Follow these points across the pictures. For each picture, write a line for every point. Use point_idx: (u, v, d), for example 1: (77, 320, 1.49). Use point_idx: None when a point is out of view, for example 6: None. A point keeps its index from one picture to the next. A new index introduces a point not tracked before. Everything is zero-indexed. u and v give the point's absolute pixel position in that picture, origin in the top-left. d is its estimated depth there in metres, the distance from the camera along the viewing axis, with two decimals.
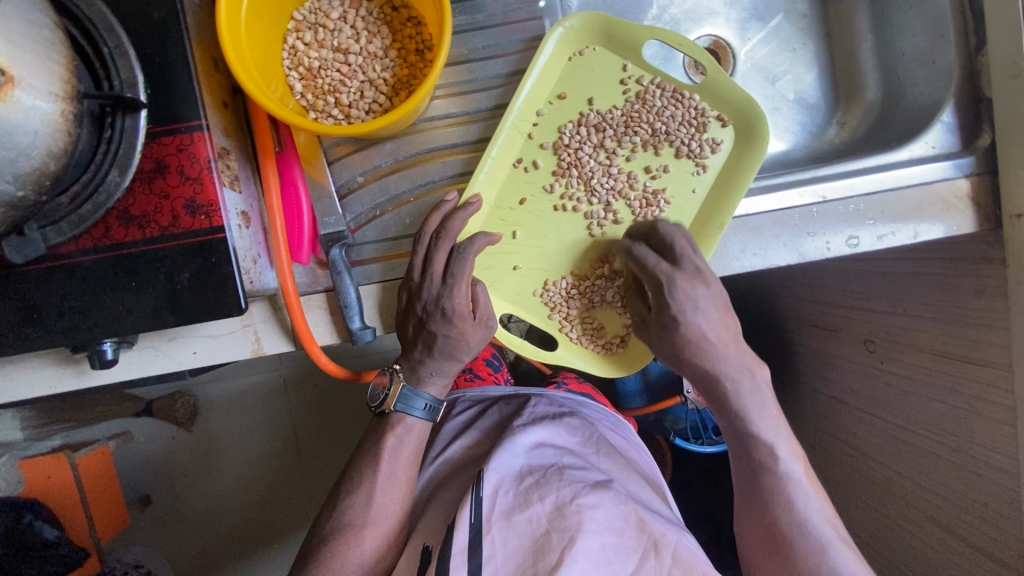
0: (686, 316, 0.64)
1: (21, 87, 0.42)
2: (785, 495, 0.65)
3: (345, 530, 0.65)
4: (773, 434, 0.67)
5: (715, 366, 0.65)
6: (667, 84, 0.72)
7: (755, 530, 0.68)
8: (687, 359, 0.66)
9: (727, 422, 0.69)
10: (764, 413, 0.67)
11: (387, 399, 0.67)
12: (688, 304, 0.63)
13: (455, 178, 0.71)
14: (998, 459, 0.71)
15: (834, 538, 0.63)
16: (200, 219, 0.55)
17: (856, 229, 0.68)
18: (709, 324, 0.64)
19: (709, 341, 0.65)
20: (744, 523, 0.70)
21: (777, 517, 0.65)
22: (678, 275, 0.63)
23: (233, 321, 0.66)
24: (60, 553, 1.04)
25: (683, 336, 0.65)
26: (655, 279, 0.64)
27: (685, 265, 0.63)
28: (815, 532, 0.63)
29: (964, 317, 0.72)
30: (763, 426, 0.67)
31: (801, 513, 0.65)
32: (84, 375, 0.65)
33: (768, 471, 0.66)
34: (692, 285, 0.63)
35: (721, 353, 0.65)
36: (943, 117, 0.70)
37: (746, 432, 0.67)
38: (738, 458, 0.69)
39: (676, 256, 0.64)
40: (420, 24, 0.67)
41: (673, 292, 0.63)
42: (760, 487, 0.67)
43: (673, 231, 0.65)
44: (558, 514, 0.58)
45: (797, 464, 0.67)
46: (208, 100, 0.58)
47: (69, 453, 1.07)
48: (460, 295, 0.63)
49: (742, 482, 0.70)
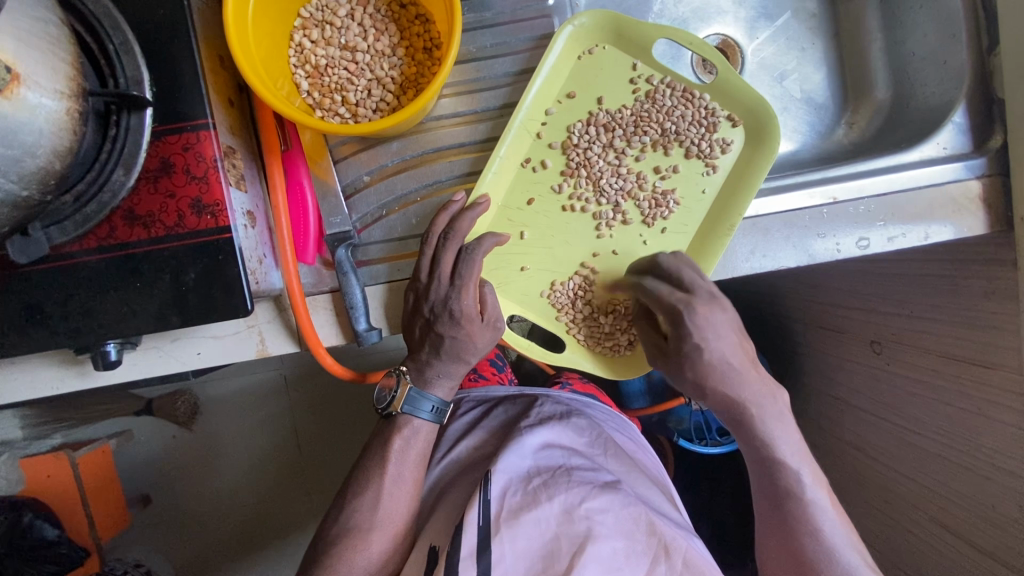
0: (708, 341, 0.62)
1: (27, 84, 0.41)
2: (811, 522, 0.64)
3: (351, 533, 0.65)
4: (797, 460, 0.65)
5: (737, 391, 0.64)
6: (677, 84, 0.72)
7: (779, 556, 0.66)
8: (709, 386, 0.64)
9: (750, 446, 0.67)
10: (787, 438, 0.66)
11: (394, 401, 0.66)
12: (708, 330, 0.62)
13: (462, 177, 0.71)
14: (1007, 463, 0.70)
15: (861, 565, 0.62)
16: (207, 218, 0.54)
17: (867, 231, 0.67)
18: (730, 348, 0.63)
19: (731, 366, 0.63)
20: (769, 550, 0.68)
21: (802, 544, 0.64)
22: (694, 301, 0.62)
23: (238, 322, 0.65)
24: (61, 552, 1.03)
25: (706, 362, 0.63)
26: (672, 307, 0.63)
27: (699, 292, 0.63)
28: (843, 559, 0.62)
29: (974, 319, 0.72)
30: (787, 451, 0.65)
31: (829, 540, 0.63)
32: (87, 376, 0.64)
33: (793, 497, 0.65)
34: (709, 310, 0.62)
35: (741, 378, 0.64)
36: (954, 118, 0.69)
37: (771, 458, 0.65)
38: (761, 484, 0.68)
39: (687, 284, 0.64)
40: (428, 21, 0.66)
41: (693, 318, 0.62)
42: (786, 513, 0.65)
43: (676, 263, 0.66)
44: (567, 518, 0.58)
45: (821, 490, 0.65)
46: (214, 98, 0.58)
47: (69, 451, 1.07)
48: (468, 297, 0.62)
49: (766, 508, 0.68)
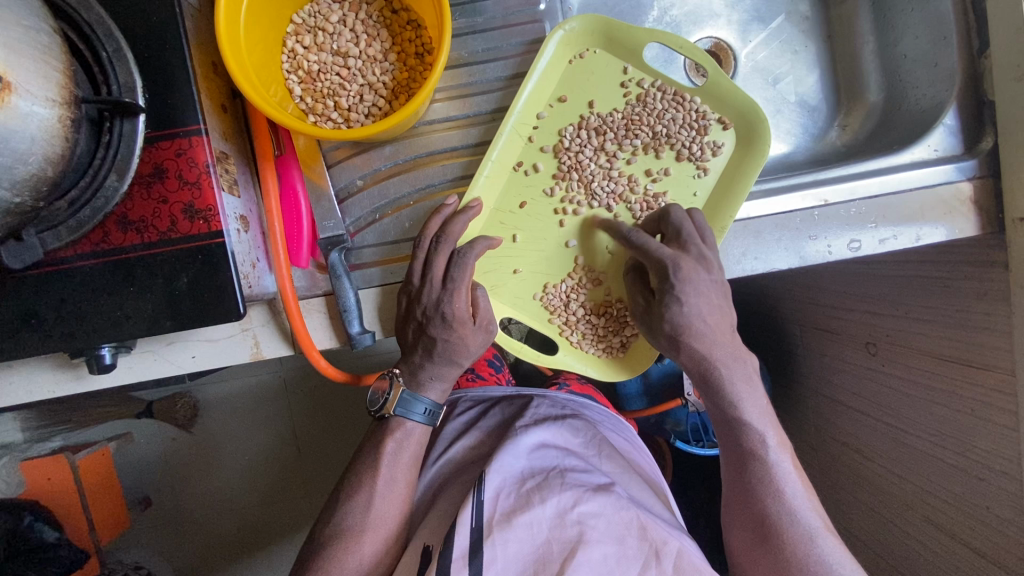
0: (687, 300, 0.62)
1: (18, 93, 0.42)
2: (774, 484, 0.64)
3: (344, 535, 0.65)
4: (762, 422, 0.66)
5: (711, 351, 0.64)
6: (668, 87, 0.72)
7: (741, 519, 0.67)
8: (685, 343, 0.64)
9: (716, 407, 0.67)
10: (753, 400, 0.66)
11: (387, 404, 0.67)
12: (690, 288, 0.62)
13: (455, 181, 0.71)
14: (1002, 464, 0.70)
15: (820, 528, 0.63)
16: (199, 223, 0.55)
17: (858, 233, 0.67)
18: (708, 309, 0.63)
19: (707, 327, 0.63)
20: (731, 513, 0.69)
21: (765, 506, 0.64)
22: (682, 257, 0.62)
23: (232, 325, 0.65)
24: (62, 556, 1.10)
25: (683, 319, 0.63)
26: (659, 262, 0.63)
27: (691, 250, 0.63)
28: (803, 521, 0.63)
29: (966, 321, 0.72)
30: (751, 412, 0.65)
31: (790, 502, 0.64)
32: (83, 379, 0.65)
33: (758, 459, 0.65)
34: (695, 270, 0.62)
35: (715, 339, 0.64)
36: (944, 120, 0.70)
37: (737, 419, 0.65)
38: (726, 445, 0.68)
39: (682, 241, 0.63)
40: (420, 27, 0.66)
41: (677, 273, 0.62)
42: (750, 476, 0.66)
43: (681, 218, 0.64)
44: (559, 522, 0.58)
45: (785, 454, 0.66)
46: (207, 105, 0.58)
47: (69, 455, 1.12)
48: (460, 300, 0.62)
49: (730, 469, 0.68)
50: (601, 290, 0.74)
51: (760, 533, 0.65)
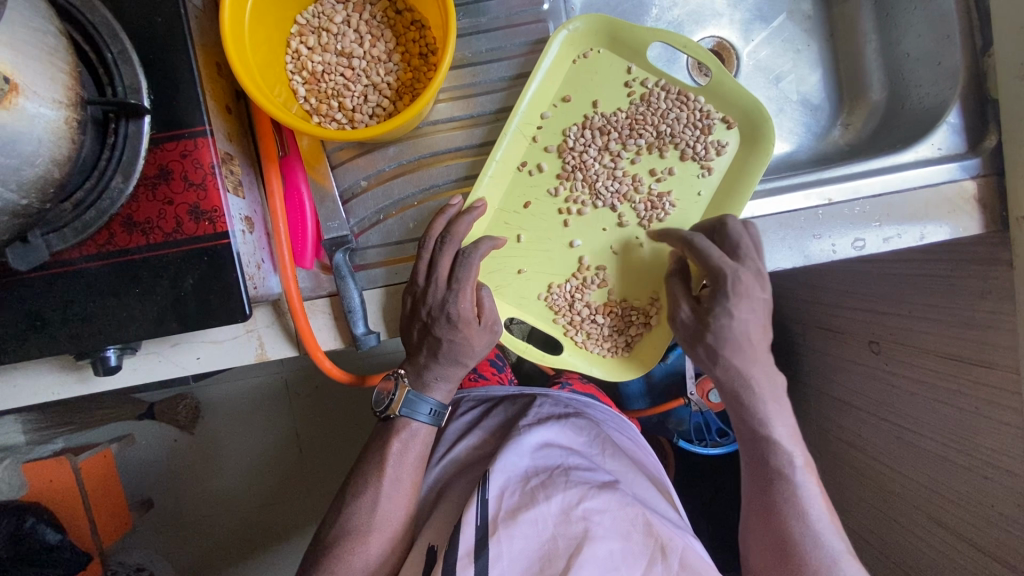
0: (738, 313, 0.62)
1: (25, 95, 0.42)
2: (798, 504, 0.65)
3: (349, 536, 0.65)
4: (791, 444, 0.66)
5: (746, 368, 0.64)
6: (672, 86, 0.72)
7: (762, 538, 0.68)
8: (723, 356, 0.64)
9: (746, 425, 0.67)
10: (783, 421, 0.66)
11: (392, 404, 0.67)
12: (744, 302, 0.62)
13: (459, 181, 0.71)
14: (1006, 463, 0.70)
15: (843, 551, 0.63)
16: (204, 224, 0.55)
17: (863, 232, 0.67)
18: (754, 325, 0.63)
19: (749, 342, 0.64)
20: (752, 532, 0.69)
21: (789, 527, 0.65)
22: (742, 270, 0.61)
23: (237, 326, 0.65)
24: (64, 557, 1.03)
25: (730, 332, 0.62)
26: (717, 270, 0.61)
27: (748, 264, 0.62)
28: (827, 543, 0.63)
29: (971, 319, 0.72)
30: (781, 433, 0.66)
31: (814, 525, 0.64)
32: (88, 381, 0.64)
33: (783, 479, 0.66)
34: (752, 286, 0.61)
35: (753, 356, 0.64)
36: (948, 118, 0.70)
37: (766, 438, 0.66)
38: (751, 463, 0.68)
39: (740, 253, 0.62)
40: (424, 27, 0.66)
41: (735, 286, 0.61)
42: (774, 495, 0.66)
43: (740, 229, 0.63)
44: (564, 518, 0.58)
45: (811, 477, 0.66)
46: (212, 106, 0.58)
47: (70, 457, 1.06)
48: (466, 300, 0.62)
49: (753, 487, 0.69)
50: (606, 290, 0.74)
51: (781, 554, 0.65)
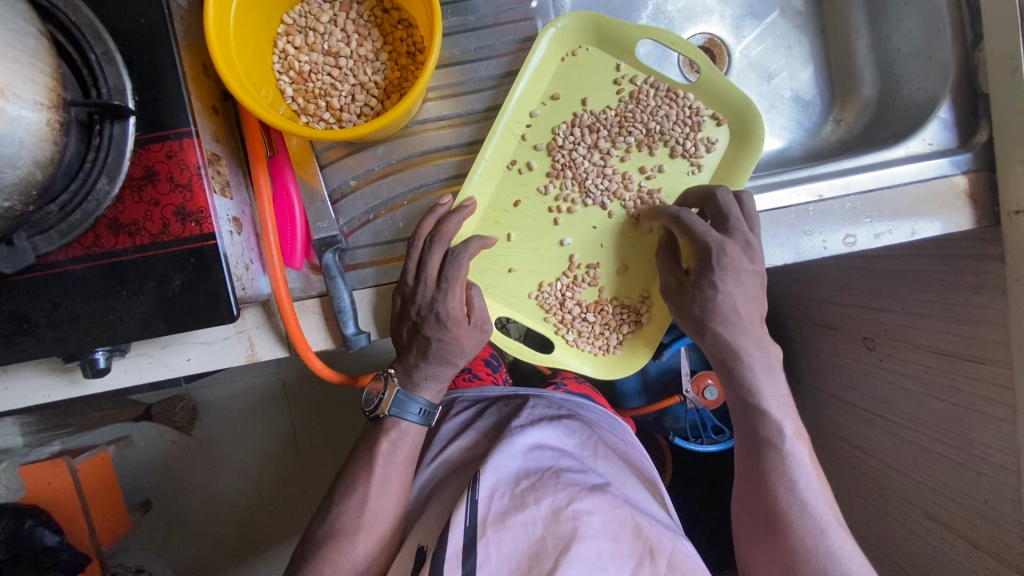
0: (725, 286, 0.63)
1: (6, 97, 0.42)
2: (787, 473, 0.64)
3: (338, 536, 0.65)
4: (781, 411, 0.66)
5: (736, 338, 0.65)
6: (661, 83, 0.72)
7: (751, 509, 0.67)
8: (712, 329, 0.65)
9: (736, 394, 0.68)
10: (774, 390, 0.66)
11: (381, 404, 0.66)
12: (730, 275, 0.62)
13: (448, 180, 0.71)
14: (1000, 458, 0.70)
15: (832, 521, 0.63)
16: (191, 226, 0.55)
17: (854, 228, 0.67)
18: (743, 299, 0.64)
19: (737, 315, 0.64)
20: (743, 503, 0.69)
21: (777, 496, 0.64)
22: (728, 243, 0.61)
23: (227, 328, 0.65)
24: (62, 559, 1.03)
25: (715, 304, 0.64)
26: (703, 245, 0.62)
27: (736, 236, 0.62)
28: (815, 513, 0.63)
29: (964, 314, 0.72)
30: (771, 402, 0.66)
31: (802, 493, 0.64)
32: (77, 384, 0.64)
33: (773, 448, 0.65)
34: (739, 258, 0.62)
35: (743, 327, 0.65)
36: (939, 113, 0.70)
37: (755, 407, 0.66)
38: (742, 431, 0.69)
39: (728, 225, 0.62)
40: (411, 26, 0.66)
41: (720, 260, 0.61)
42: (763, 464, 0.66)
43: (729, 201, 0.63)
44: (554, 519, 0.58)
45: (802, 444, 0.66)
46: (197, 106, 0.58)
47: (68, 459, 1.07)
48: (454, 299, 0.62)
49: (744, 458, 0.69)
50: (597, 289, 0.74)
51: (768, 522, 0.65)
